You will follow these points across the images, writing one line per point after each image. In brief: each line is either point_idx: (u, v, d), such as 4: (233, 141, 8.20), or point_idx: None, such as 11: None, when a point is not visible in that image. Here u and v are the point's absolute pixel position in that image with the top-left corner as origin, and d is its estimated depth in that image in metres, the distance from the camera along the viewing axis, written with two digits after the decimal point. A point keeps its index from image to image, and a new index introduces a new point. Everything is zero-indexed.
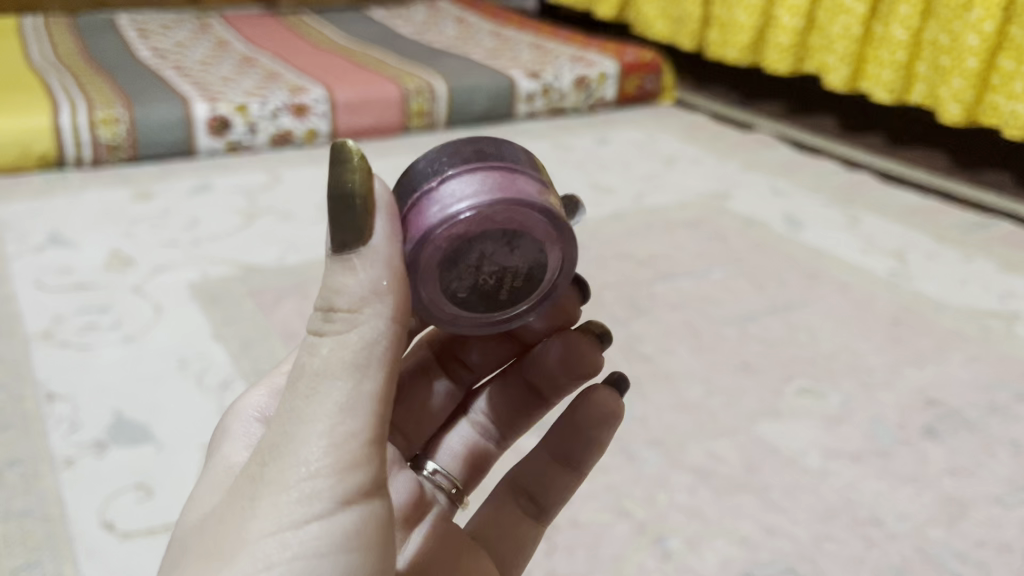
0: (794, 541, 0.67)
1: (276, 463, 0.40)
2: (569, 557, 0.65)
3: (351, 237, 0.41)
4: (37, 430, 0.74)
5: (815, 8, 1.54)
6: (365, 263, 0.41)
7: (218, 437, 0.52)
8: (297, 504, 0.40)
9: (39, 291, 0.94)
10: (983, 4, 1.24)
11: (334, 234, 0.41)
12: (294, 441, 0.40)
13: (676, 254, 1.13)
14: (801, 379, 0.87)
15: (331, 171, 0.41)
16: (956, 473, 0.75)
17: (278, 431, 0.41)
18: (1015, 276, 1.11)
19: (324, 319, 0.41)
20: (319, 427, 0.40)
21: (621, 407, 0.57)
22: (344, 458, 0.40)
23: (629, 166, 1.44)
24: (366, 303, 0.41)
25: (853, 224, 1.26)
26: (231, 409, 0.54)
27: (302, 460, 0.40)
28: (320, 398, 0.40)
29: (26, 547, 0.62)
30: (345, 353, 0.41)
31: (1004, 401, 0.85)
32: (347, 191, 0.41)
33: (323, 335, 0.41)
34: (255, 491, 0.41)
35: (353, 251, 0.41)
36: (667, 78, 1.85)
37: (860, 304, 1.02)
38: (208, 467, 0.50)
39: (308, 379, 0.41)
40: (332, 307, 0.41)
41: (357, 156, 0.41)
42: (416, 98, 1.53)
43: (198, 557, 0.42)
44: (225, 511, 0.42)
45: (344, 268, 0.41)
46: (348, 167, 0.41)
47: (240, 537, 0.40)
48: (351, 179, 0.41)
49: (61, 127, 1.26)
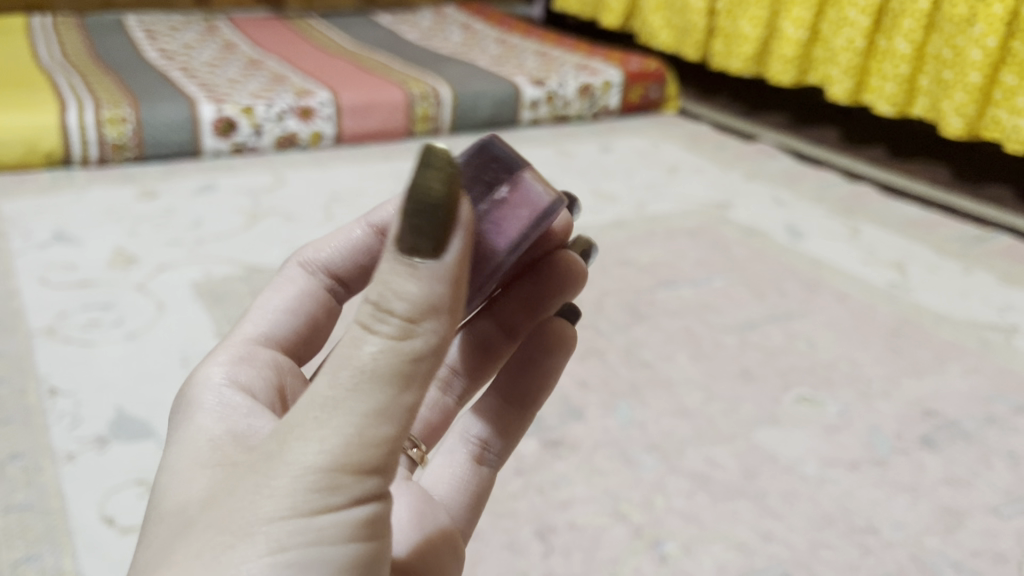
0: (790, 548, 0.68)
1: (293, 449, 0.36)
2: (565, 560, 0.65)
3: (424, 246, 0.35)
4: (39, 425, 0.74)
5: (820, 20, 1.55)
6: (431, 276, 0.35)
7: (181, 406, 0.48)
8: (311, 495, 0.36)
9: (42, 288, 0.95)
10: (986, 20, 1.25)
11: (406, 237, 0.35)
12: (319, 433, 0.36)
13: (677, 261, 1.13)
14: (799, 388, 0.87)
15: (420, 173, 0.35)
16: (953, 483, 0.76)
17: (300, 418, 0.36)
18: (1014, 289, 1.12)
19: (374, 314, 0.36)
20: (349, 427, 0.36)
21: (572, 334, 0.59)
22: (371, 459, 0.36)
23: (632, 174, 1.44)
24: (426, 317, 0.35)
25: (854, 235, 1.26)
26: (189, 380, 0.49)
27: (330, 455, 0.36)
28: (355, 395, 0.36)
29: (26, 540, 0.63)
30: (393, 361, 0.35)
31: (1001, 413, 0.85)
32: (432, 197, 0.35)
33: (372, 332, 0.36)
34: (265, 476, 0.37)
35: (420, 258, 0.35)
36: (671, 88, 1.86)
37: (860, 315, 1.02)
38: (183, 435, 0.45)
39: (344, 374, 0.36)
40: (385, 304, 0.35)
41: (448, 163, 0.35)
42: (421, 102, 1.54)
43: (194, 540, 0.37)
44: (226, 489, 0.38)
45: (408, 274, 0.35)
46: (438, 172, 0.35)
47: (245, 519, 0.37)
48: (442, 186, 0.35)
49: (67, 126, 1.27)
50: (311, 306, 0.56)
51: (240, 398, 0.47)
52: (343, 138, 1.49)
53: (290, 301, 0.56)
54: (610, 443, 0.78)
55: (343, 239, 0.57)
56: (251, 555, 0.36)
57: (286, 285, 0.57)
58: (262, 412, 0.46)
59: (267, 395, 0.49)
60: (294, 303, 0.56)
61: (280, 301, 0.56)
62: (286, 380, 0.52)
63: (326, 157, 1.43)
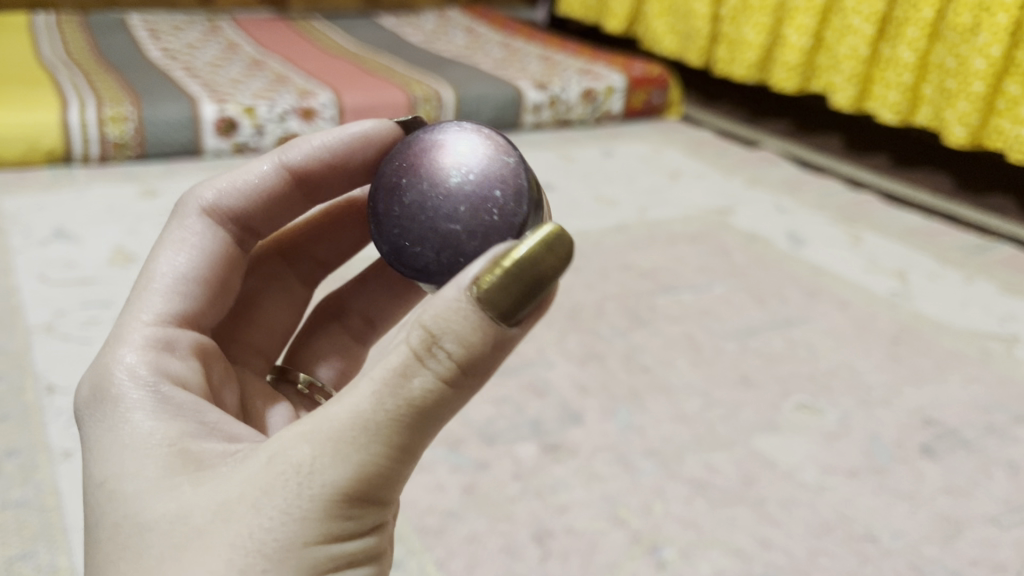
0: (788, 555, 0.67)
1: (330, 469, 0.36)
2: (563, 563, 0.65)
3: (507, 308, 0.36)
4: (36, 422, 0.74)
5: (823, 27, 1.55)
6: (497, 337, 0.36)
7: (113, 401, 0.43)
8: (342, 516, 0.37)
9: (41, 286, 0.94)
10: (990, 29, 1.25)
11: (493, 294, 0.35)
12: (352, 457, 0.36)
13: (678, 267, 1.13)
14: (798, 395, 0.87)
15: (540, 246, 0.37)
16: (952, 493, 0.75)
17: (332, 439, 0.37)
18: (1015, 299, 1.12)
19: (426, 347, 0.36)
20: (387, 456, 0.37)
21: None
22: (393, 482, 0.38)
23: (633, 179, 1.44)
24: (476, 370, 0.37)
25: (855, 242, 1.26)
26: (111, 374, 0.44)
27: (369, 481, 0.37)
28: (395, 424, 0.36)
29: (21, 537, 0.62)
30: (437, 400, 0.37)
31: (1002, 422, 0.85)
32: (541, 273, 0.36)
33: (421, 367, 0.36)
34: (291, 493, 0.37)
35: (499, 323, 0.36)
36: (673, 94, 1.86)
37: (860, 322, 1.02)
38: (135, 441, 0.41)
39: (389, 403, 0.36)
40: (440, 341, 0.36)
41: (563, 249, 0.37)
42: (424, 105, 1.54)
43: (208, 555, 0.37)
44: (239, 501, 0.37)
45: (477, 329, 0.36)
46: (551, 249, 0.37)
47: (280, 537, 0.37)
48: (551, 266, 0.37)
49: (69, 124, 1.27)
50: (220, 266, 0.52)
51: (179, 391, 0.44)
52: None
53: (201, 266, 0.51)
54: (608, 448, 0.78)
55: (248, 179, 0.54)
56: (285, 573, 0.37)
57: (188, 240, 0.51)
58: (204, 403, 0.44)
59: (198, 383, 0.47)
60: (203, 265, 0.51)
61: (186, 264, 0.51)
62: (210, 366, 0.50)
63: None
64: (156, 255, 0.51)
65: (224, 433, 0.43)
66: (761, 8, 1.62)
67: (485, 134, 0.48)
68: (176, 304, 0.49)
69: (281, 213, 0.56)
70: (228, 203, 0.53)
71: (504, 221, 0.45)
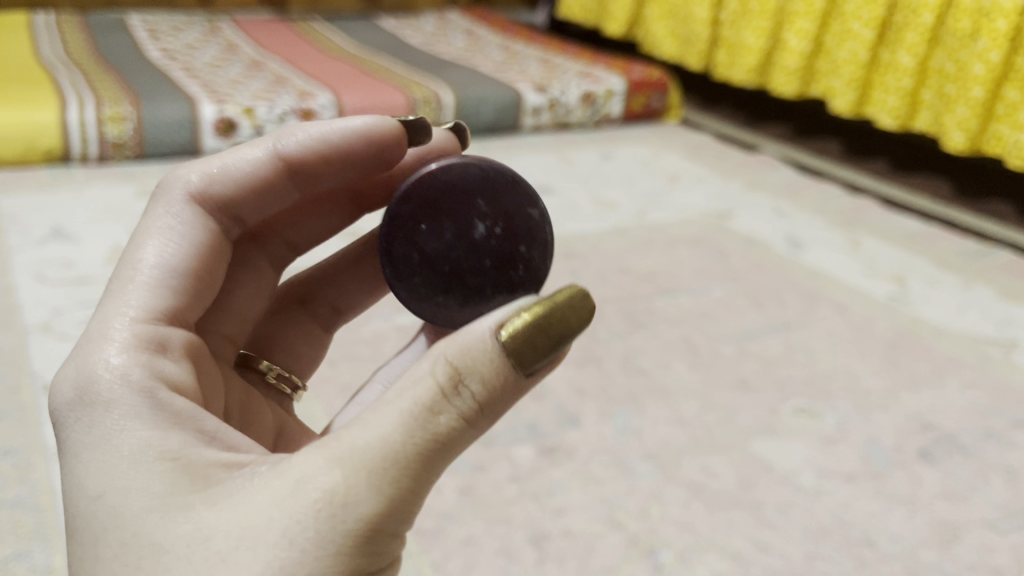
0: (785, 559, 0.67)
1: (363, 503, 0.37)
2: (559, 566, 0.65)
3: (531, 358, 0.39)
4: (32, 421, 0.74)
5: (823, 32, 1.55)
6: (517, 387, 0.40)
7: (105, 406, 0.42)
8: (368, 552, 0.38)
9: (39, 285, 0.94)
10: (990, 34, 1.25)
11: (518, 346, 0.39)
12: (381, 487, 0.37)
13: (677, 270, 1.13)
14: (796, 399, 0.87)
15: (564, 304, 0.41)
16: (950, 498, 0.75)
17: (365, 469, 0.37)
18: (1013, 304, 1.12)
19: (452, 384, 0.38)
20: (414, 490, 0.38)
21: None
22: (412, 516, 0.39)
23: (632, 182, 1.44)
24: (492, 407, 0.39)
25: (854, 247, 1.26)
26: (100, 375, 0.43)
27: (396, 516, 0.38)
28: (421, 454, 0.37)
29: (16, 537, 0.62)
30: (457, 435, 0.38)
31: (1000, 427, 0.85)
32: (565, 331, 0.40)
33: (445, 404, 0.38)
34: (320, 524, 0.37)
35: (524, 372, 0.39)
36: (672, 97, 1.86)
37: (859, 327, 1.02)
38: (132, 451, 0.41)
39: (416, 434, 0.37)
40: (465, 378, 0.38)
41: (587, 312, 0.42)
42: (423, 106, 1.54)
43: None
44: (265, 529, 0.37)
45: (502, 374, 0.39)
46: (571, 308, 0.41)
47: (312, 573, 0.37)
48: (572, 323, 0.41)
49: (68, 123, 1.27)
50: (206, 258, 0.52)
51: (176, 398, 0.44)
52: None
53: (190, 259, 0.51)
54: (605, 451, 0.78)
55: (240, 167, 0.54)
56: None
57: (174, 229, 0.51)
58: (199, 410, 0.44)
59: (190, 382, 0.46)
60: (192, 258, 0.51)
61: (175, 255, 0.50)
62: (202, 368, 0.50)
63: None
64: (140, 242, 0.50)
65: (224, 441, 0.43)
66: (761, 12, 1.63)
67: (505, 182, 0.52)
68: (165, 300, 0.49)
69: (270, 202, 0.56)
70: (219, 191, 0.53)
71: (528, 275, 0.51)
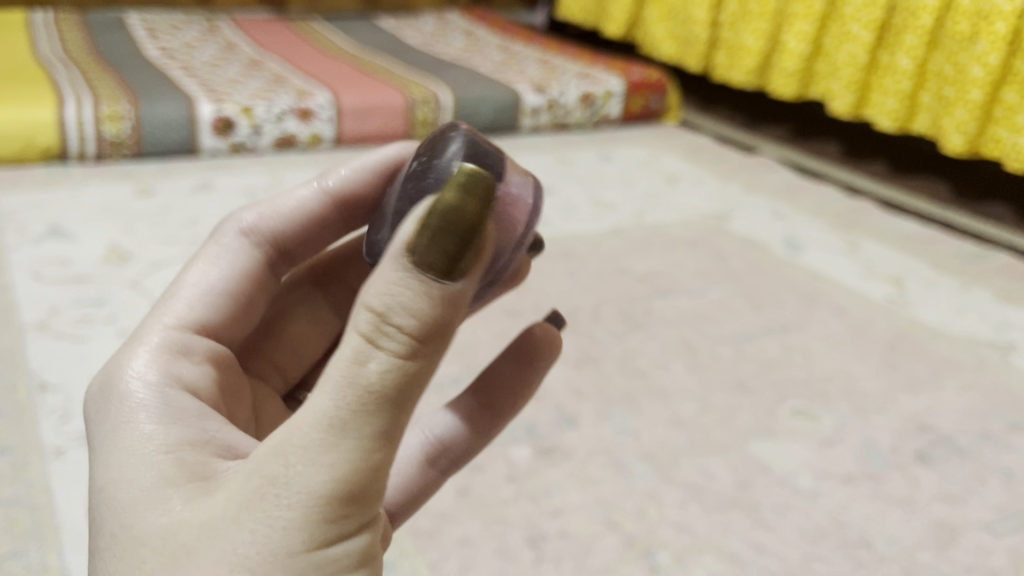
0: (782, 560, 0.67)
1: (305, 477, 0.34)
2: (556, 567, 0.65)
3: (440, 263, 0.33)
4: (28, 419, 0.73)
5: (823, 34, 1.55)
6: (433, 299, 0.34)
7: (118, 400, 0.43)
8: (325, 524, 0.35)
9: (35, 283, 0.94)
10: (988, 37, 1.26)
11: (423, 254, 0.33)
12: (325, 459, 0.34)
13: (675, 271, 1.13)
14: (794, 400, 0.87)
15: (455, 195, 0.34)
16: (947, 499, 0.75)
17: (301, 443, 0.34)
18: (1011, 307, 1.12)
19: (377, 327, 0.34)
20: (360, 451, 0.34)
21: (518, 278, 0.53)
22: (378, 478, 0.35)
23: (631, 183, 1.44)
24: (431, 335, 0.34)
25: (852, 249, 1.26)
26: (121, 376, 0.44)
27: (344, 483, 0.34)
28: (362, 416, 0.34)
29: (11, 536, 0.62)
30: (398, 379, 0.34)
31: (997, 430, 0.85)
32: (466, 219, 0.34)
33: (373, 349, 0.34)
34: (269, 505, 0.35)
35: (440, 282, 0.34)
36: (672, 98, 1.86)
37: (856, 329, 1.02)
38: (135, 445, 0.41)
39: (348, 396, 0.34)
40: (388, 317, 0.34)
41: (487, 192, 0.35)
42: (422, 106, 1.54)
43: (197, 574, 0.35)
44: (222, 520, 0.36)
45: (415, 294, 0.34)
46: (466, 192, 0.34)
47: (264, 555, 0.35)
48: (476, 207, 0.34)
49: (66, 121, 1.26)
50: (250, 284, 0.52)
51: (186, 398, 0.44)
52: (341, 140, 1.49)
53: (230, 280, 0.51)
54: (603, 451, 0.77)
55: (291, 203, 0.54)
56: None
57: (222, 256, 0.52)
58: (207, 412, 0.44)
59: (207, 387, 0.47)
60: (232, 279, 0.51)
61: (217, 277, 0.51)
62: (229, 376, 0.50)
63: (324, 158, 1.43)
64: (189, 266, 0.52)
65: (221, 443, 0.42)
66: (761, 14, 1.63)
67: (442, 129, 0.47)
68: (197, 312, 0.49)
69: (326, 236, 0.56)
70: (269, 225, 0.53)
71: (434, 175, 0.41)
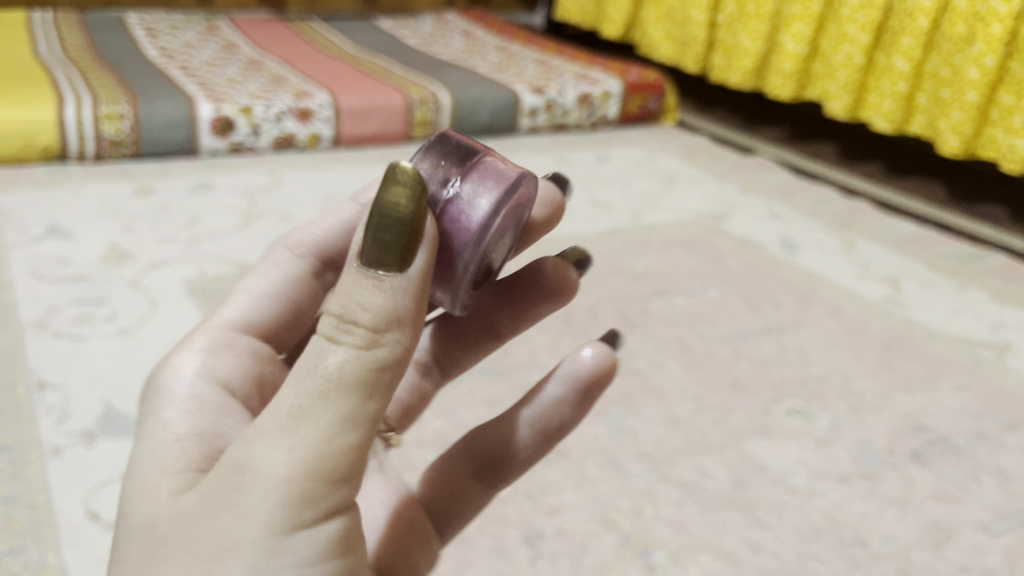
0: (778, 559, 0.68)
1: (266, 464, 0.34)
2: (552, 565, 0.65)
3: (391, 260, 0.35)
4: (27, 418, 0.74)
5: (820, 35, 1.56)
6: (393, 287, 0.35)
7: (154, 397, 0.45)
8: (286, 511, 0.34)
9: (35, 282, 0.94)
10: (985, 39, 1.26)
11: (371, 252, 0.35)
12: (282, 447, 0.34)
13: (673, 271, 1.14)
14: (790, 400, 0.88)
15: (382, 189, 0.36)
16: (942, 499, 0.76)
17: (263, 431, 0.35)
18: (1007, 307, 1.12)
19: (339, 325, 0.35)
20: (320, 436, 0.34)
21: (573, 282, 0.53)
22: (341, 469, 0.35)
23: (629, 184, 1.45)
24: (392, 326, 0.35)
25: (849, 249, 1.27)
26: (163, 373, 0.46)
27: (301, 467, 0.34)
28: (322, 405, 0.34)
29: (9, 533, 0.62)
30: (359, 369, 0.34)
31: (992, 429, 0.85)
32: (399, 213, 0.35)
33: (334, 342, 0.35)
34: (232, 493, 0.35)
35: (388, 273, 0.35)
36: (670, 99, 1.87)
37: (852, 328, 1.02)
38: (154, 435, 0.42)
39: (308, 384, 0.34)
40: (351, 315, 0.34)
41: (417, 183, 0.36)
42: (420, 107, 1.55)
43: (167, 564, 0.35)
44: (191, 509, 0.36)
45: (369, 287, 0.34)
46: (394, 184, 0.35)
47: (226, 541, 0.34)
48: (408, 202, 0.35)
49: (65, 121, 1.26)
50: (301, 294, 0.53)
51: (210, 394, 0.45)
52: (340, 140, 1.49)
53: (281, 289, 0.52)
54: (599, 450, 0.78)
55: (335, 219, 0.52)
56: None
57: (271, 267, 0.53)
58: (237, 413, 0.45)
59: (243, 384, 0.48)
60: (284, 288, 0.52)
61: (267, 286, 0.52)
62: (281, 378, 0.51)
63: (323, 159, 1.44)
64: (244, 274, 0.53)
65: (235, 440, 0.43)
66: (758, 15, 1.63)
67: None
68: (248, 317, 0.51)
69: None
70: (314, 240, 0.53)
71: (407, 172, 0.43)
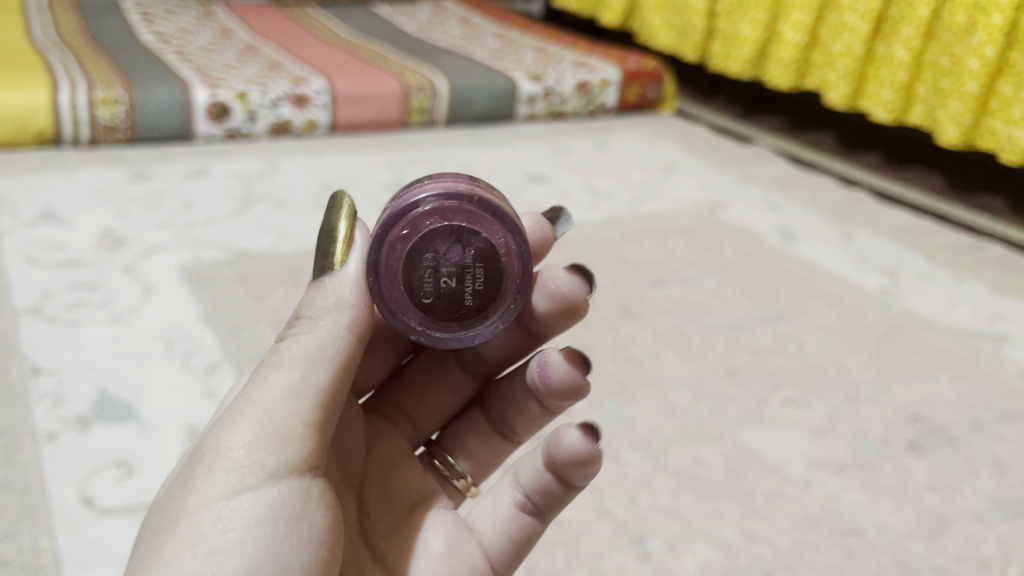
0: (773, 548, 0.68)
1: (219, 440, 0.42)
2: (548, 553, 0.65)
3: (328, 264, 0.46)
4: (20, 404, 0.73)
5: (819, 24, 1.55)
6: (334, 283, 0.46)
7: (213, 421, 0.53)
8: (233, 476, 0.41)
9: (29, 267, 0.93)
10: (985, 28, 1.25)
11: (317, 265, 0.47)
12: (234, 418, 0.42)
13: (669, 260, 1.13)
14: (787, 390, 0.87)
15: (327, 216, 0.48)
16: (937, 489, 0.76)
17: (222, 413, 0.43)
18: (1004, 299, 1.12)
19: (292, 324, 0.45)
20: (262, 405, 0.42)
21: (583, 386, 0.53)
22: (283, 435, 0.42)
23: (627, 172, 1.44)
24: (328, 312, 0.45)
25: (846, 239, 1.26)
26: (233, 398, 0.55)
27: (245, 436, 0.41)
28: (268, 381, 0.43)
29: (2, 519, 0.62)
30: (301, 350, 0.44)
31: (988, 420, 0.85)
32: (334, 229, 0.47)
33: (286, 336, 0.45)
34: (194, 468, 0.42)
35: (328, 275, 0.46)
36: (667, 88, 1.86)
37: (850, 319, 1.02)
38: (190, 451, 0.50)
39: (262, 368, 0.44)
40: (301, 316, 0.45)
41: (350, 206, 0.48)
42: (417, 94, 1.54)
43: (145, 531, 0.42)
44: (167, 491, 0.43)
45: (315, 288, 0.46)
46: (334, 210, 0.48)
47: (187, 506, 0.41)
48: (339, 219, 0.48)
49: (59, 105, 1.25)
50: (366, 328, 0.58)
51: None
52: (338, 126, 1.48)
53: None
54: None
55: None
56: (185, 538, 0.40)
57: None
58: None
59: None
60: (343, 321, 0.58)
61: None
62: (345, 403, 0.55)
63: (320, 145, 1.43)
64: None
65: None
66: (759, 4, 1.62)
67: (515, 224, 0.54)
68: None
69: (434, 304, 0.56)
70: None
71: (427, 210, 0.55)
